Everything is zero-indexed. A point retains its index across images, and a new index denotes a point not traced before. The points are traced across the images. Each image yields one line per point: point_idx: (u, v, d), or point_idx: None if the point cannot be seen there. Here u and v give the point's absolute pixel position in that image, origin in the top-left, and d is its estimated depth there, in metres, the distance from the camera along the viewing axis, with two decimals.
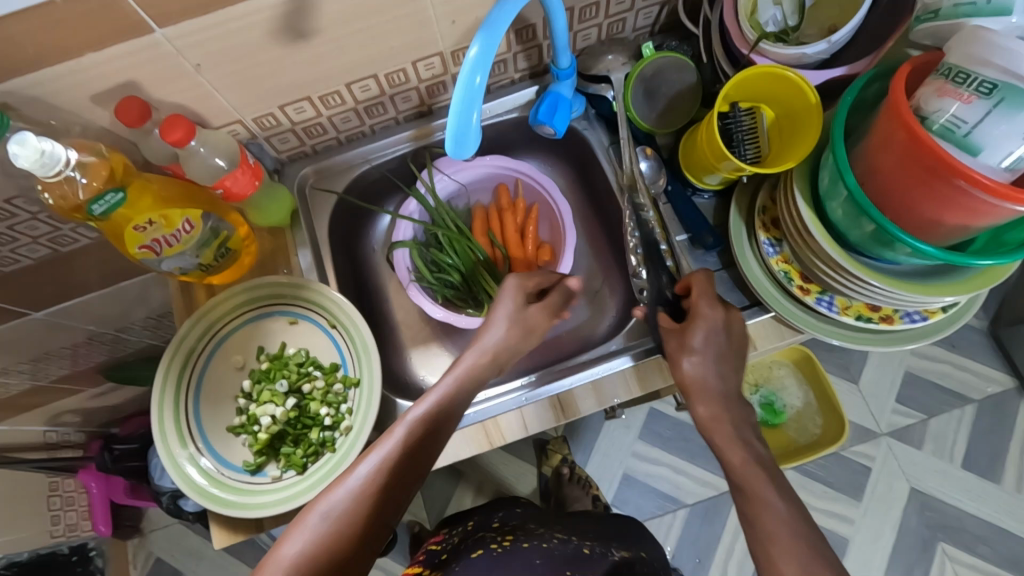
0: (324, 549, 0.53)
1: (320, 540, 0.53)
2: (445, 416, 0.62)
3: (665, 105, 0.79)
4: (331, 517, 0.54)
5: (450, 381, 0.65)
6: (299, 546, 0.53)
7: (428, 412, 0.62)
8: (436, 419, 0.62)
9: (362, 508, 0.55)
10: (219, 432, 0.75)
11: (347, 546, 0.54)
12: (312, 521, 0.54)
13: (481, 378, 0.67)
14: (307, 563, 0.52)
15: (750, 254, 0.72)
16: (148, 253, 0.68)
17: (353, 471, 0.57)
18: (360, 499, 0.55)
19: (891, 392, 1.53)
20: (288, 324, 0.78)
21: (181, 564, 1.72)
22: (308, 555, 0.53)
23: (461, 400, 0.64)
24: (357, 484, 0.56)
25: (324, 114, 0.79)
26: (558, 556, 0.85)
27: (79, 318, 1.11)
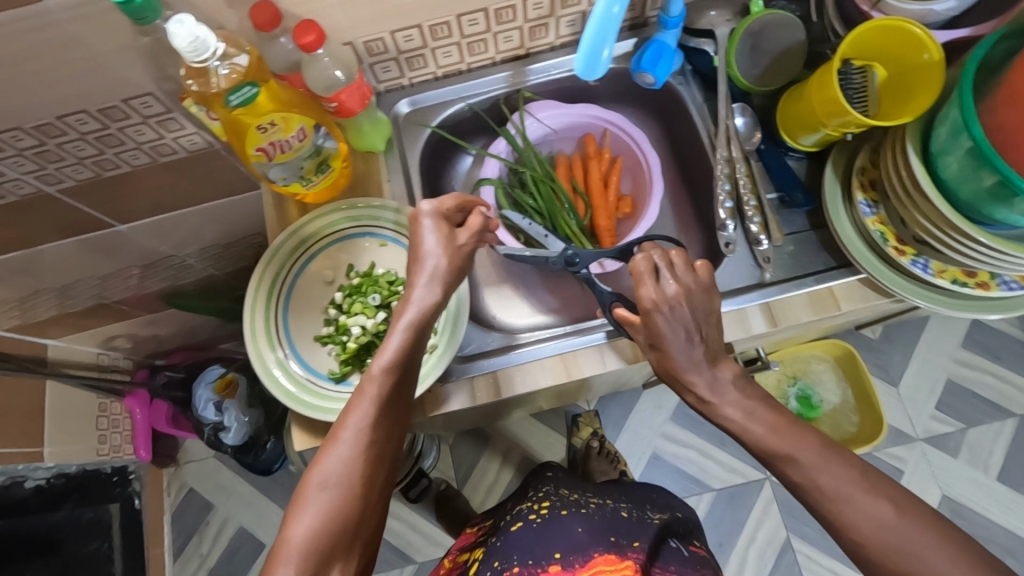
0: (333, 520, 0.54)
1: (326, 513, 0.53)
2: (409, 360, 0.63)
3: (769, 62, 0.79)
4: (332, 488, 0.54)
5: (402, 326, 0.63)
6: (305, 527, 0.52)
7: (393, 363, 0.61)
8: (403, 365, 0.62)
9: (357, 471, 0.56)
10: (307, 340, 0.77)
11: (353, 514, 0.55)
12: (312, 498, 0.54)
13: (427, 327, 0.65)
14: (320, 537, 0.52)
15: (843, 215, 0.73)
16: (261, 156, 0.70)
17: (337, 441, 0.57)
18: (355, 464, 0.56)
19: (930, 397, 1.52)
20: (377, 246, 0.80)
21: (213, 498, 1.77)
22: (320, 528, 0.53)
23: (414, 353, 0.63)
24: (346, 449, 0.56)
25: (429, 45, 0.81)
26: (599, 523, 0.89)
27: (156, 238, 1.14)
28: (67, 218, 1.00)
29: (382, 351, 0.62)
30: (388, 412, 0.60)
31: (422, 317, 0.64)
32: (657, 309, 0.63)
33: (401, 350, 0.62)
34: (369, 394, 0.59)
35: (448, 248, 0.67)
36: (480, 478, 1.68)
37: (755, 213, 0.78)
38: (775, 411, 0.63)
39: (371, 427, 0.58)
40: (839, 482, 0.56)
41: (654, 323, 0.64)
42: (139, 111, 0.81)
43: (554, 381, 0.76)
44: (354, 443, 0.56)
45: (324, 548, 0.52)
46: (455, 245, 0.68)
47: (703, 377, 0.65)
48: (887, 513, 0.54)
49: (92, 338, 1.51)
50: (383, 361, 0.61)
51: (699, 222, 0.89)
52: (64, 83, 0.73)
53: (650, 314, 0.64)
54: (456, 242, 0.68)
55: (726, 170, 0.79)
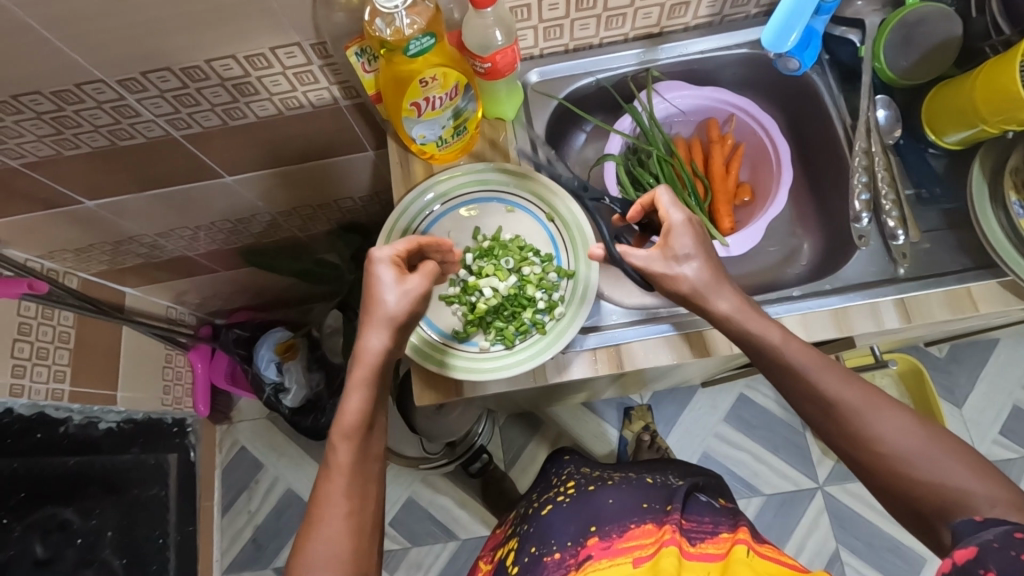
0: None
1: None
2: (372, 412, 0.62)
3: (921, 55, 0.77)
4: (325, 570, 0.55)
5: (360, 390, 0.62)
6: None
7: (357, 427, 0.60)
8: (366, 420, 0.61)
9: (347, 541, 0.57)
10: (433, 299, 0.77)
11: None
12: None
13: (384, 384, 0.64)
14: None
15: (992, 216, 0.71)
16: (413, 110, 0.71)
17: (319, 522, 0.57)
18: (342, 537, 0.57)
19: (995, 422, 1.50)
20: (505, 212, 0.81)
21: (264, 458, 1.80)
22: None
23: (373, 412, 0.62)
24: (332, 528, 0.57)
25: (570, 16, 0.81)
26: (629, 492, 0.87)
27: (254, 192, 1.16)
28: (182, 164, 1.02)
29: (342, 417, 0.61)
30: (362, 477, 0.60)
31: (377, 367, 0.63)
32: (682, 225, 0.64)
33: (363, 414, 0.61)
34: (339, 469, 0.59)
35: (405, 295, 0.63)
36: (527, 462, 1.68)
37: (892, 208, 0.77)
38: None
39: (348, 494, 0.58)
40: (867, 396, 0.57)
41: (677, 244, 0.64)
42: (280, 61, 0.82)
43: (677, 359, 0.75)
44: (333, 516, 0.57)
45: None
46: (411, 291, 0.63)
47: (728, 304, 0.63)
48: (913, 425, 0.56)
49: (166, 291, 1.53)
50: (342, 431, 0.60)
51: (820, 215, 0.88)
52: (223, 27, 0.74)
53: (674, 232, 0.64)
54: (415, 290, 0.63)
55: (863, 161, 0.78)
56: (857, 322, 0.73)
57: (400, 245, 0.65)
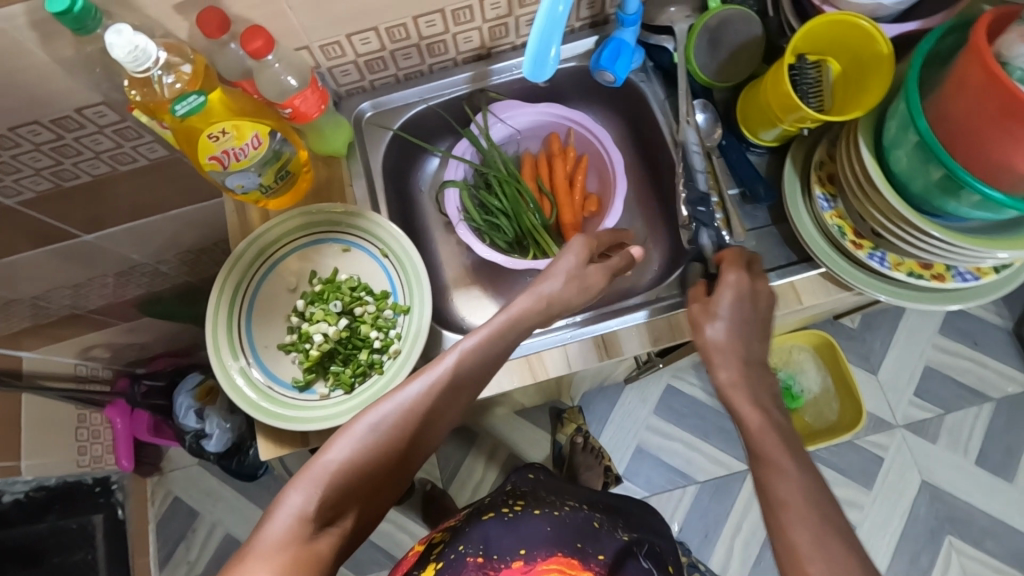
0: (369, 461, 0.54)
1: (370, 448, 0.54)
2: (501, 347, 0.64)
3: (728, 55, 0.79)
4: (383, 429, 0.56)
5: (506, 317, 0.64)
6: (351, 453, 0.54)
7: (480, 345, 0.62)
8: (491, 352, 0.63)
9: (409, 429, 0.57)
10: (270, 349, 0.76)
11: (382, 468, 0.55)
12: (365, 428, 0.55)
13: (530, 324, 0.66)
14: (355, 467, 0.54)
15: (803, 211, 0.73)
16: (216, 164, 0.70)
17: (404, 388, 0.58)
18: (407, 420, 0.57)
19: (910, 384, 1.49)
20: (340, 252, 0.80)
21: (199, 505, 1.65)
22: (353, 463, 0.53)
23: (508, 343, 0.64)
24: (407, 401, 0.57)
25: (387, 48, 0.80)
26: (569, 527, 0.80)
27: (120, 246, 1.09)
28: (32, 230, 0.96)
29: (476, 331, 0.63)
30: (457, 389, 0.61)
31: (526, 318, 0.65)
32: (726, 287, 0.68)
33: (492, 342, 0.63)
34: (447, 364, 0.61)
35: (579, 279, 0.69)
36: (466, 475, 1.60)
37: (717, 210, 0.77)
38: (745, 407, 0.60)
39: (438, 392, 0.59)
40: None
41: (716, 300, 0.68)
42: (95, 121, 0.79)
43: (518, 384, 0.74)
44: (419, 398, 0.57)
45: (354, 478, 0.53)
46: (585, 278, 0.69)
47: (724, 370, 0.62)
48: None
49: (69, 348, 1.37)
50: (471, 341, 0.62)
51: (665, 219, 0.89)
52: (15, 94, 0.71)
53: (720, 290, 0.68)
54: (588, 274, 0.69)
55: (688, 167, 0.78)
56: (687, 326, 0.75)
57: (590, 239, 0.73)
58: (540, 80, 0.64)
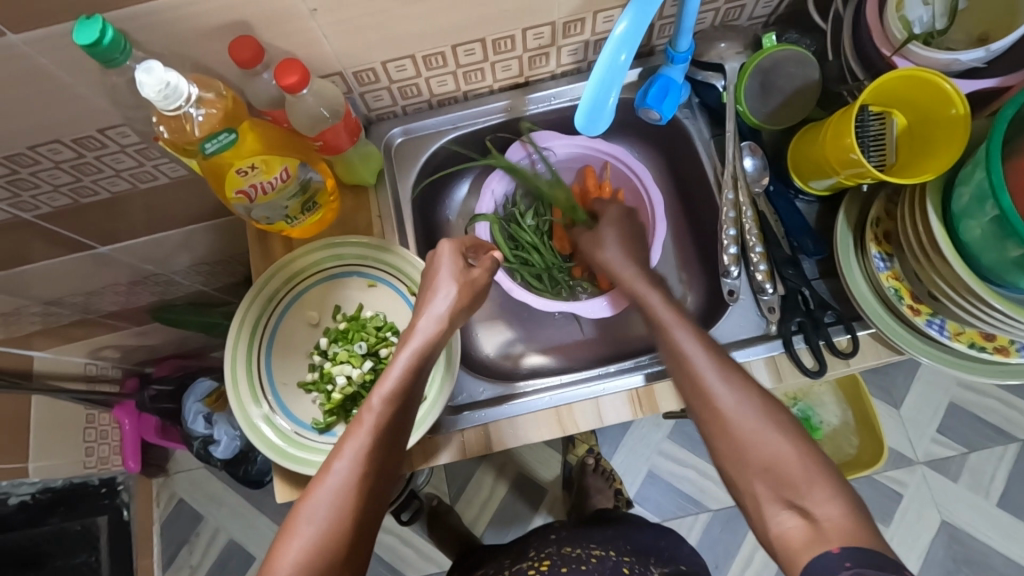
0: (318, 555, 0.55)
1: (315, 543, 0.55)
2: (412, 387, 0.63)
3: (782, 101, 0.75)
4: (319, 522, 0.56)
5: (405, 359, 0.63)
6: (295, 558, 0.54)
7: (391, 397, 0.62)
8: (404, 395, 0.62)
9: (350, 508, 0.57)
10: (290, 388, 0.74)
11: (336, 554, 0.55)
12: (302, 530, 0.55)
13: (434, 353, 0.65)
14: (307, 567, 0.54)
15: (856, 268, 0.69)
16: (242, 198, 0.67)
17: (330, 472, 0.58)
18: (344, 501, 0.57)
19: (932, 421, 1.39)
20: (366, 287, 0.77)
21: (202, 507, 1.51)
22: (303, 564, 0.54)
23: (418, 380, 0.64)
24: (337, 481, 0.57)
25: (423, 75, 0.77)
26: None
27: (132, 256, 1.04)
28: (47, 241, 0.93)
29: (383, 382, 0.62)
30: (384, 445, 0.60)
31: (425, 349, 0.64)
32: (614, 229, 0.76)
33: (402, 383, 0.62)
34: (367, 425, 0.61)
35: (463, 285, 0.69)
36: (474, 492, 1.45)
37: (761, 259, 0.74)
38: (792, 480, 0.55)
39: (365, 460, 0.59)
40: None
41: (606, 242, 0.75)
42: (116, 140, 0.76)
43: (549, 436, 0.72)
44: (347, 474, 0.57)
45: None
46: (467, 279, 0.69)
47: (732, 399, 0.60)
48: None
49: (80, 348, 1.29)
50: (381, 398, 0.61)
51: (702, 264, 0.86)
52: (37, 113, 0.68)
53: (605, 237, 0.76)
54: (461, 277, 0.69)
55: (733, 212, 0.75)
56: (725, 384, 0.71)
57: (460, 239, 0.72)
58: (592, 131, 0.60)
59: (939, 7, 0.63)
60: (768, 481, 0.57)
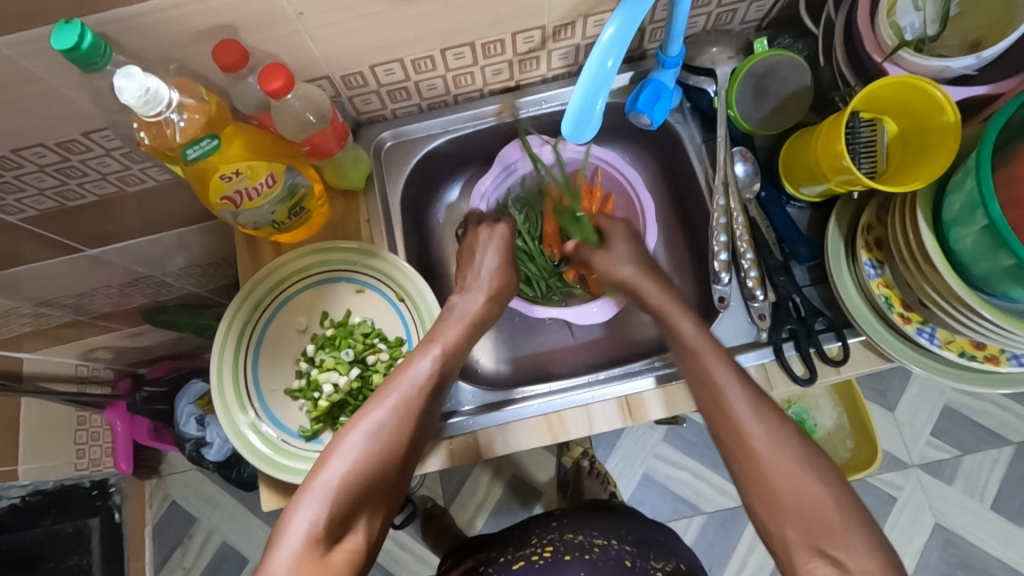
0: (370, 464, 0.56)
1: (369, 453, 0.56)
2: (466, 340, 0.68)
3: (774, 106, 0.75)
4: (378, 434, 0.58)
5: (463, 314, 0.69)
6: (349, 463, 0.55)
7: (449, 338, 0.66)
8: (460, 344, 0.67)
9: (405, 427, 0.59)
10: (277, 396, 0.73)
11: (384, 469, 0.57)
12: (357, 438, 0.57)
13: (487, 314, 0.72)
14: (357, 475, 0.55)
15: (847, 275, 0.69)
16: (228, 204, 0.67)
17: (389, 393, 0.60)
18: (401, 420, 0.59)
19: (927, 424, 1.39)
20: (354, 292, 0.76)
21: (196, 509, 1.50)
22: (354, 470, 0.55)
23: (474, 332, 0.69)
24: (396, 403, 0.60)
25: (412, 78, 0.76)
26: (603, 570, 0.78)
27: (121, 259, 1.03)
28: (34, 244, 0.92)
29: (443, 329, 0.67)
30: (440, 383, 0.64)
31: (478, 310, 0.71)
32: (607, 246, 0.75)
33: (461, 331, 0.68)
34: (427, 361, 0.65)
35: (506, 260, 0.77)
36: (469, 494, 1.45)
37: (752, 266, 0.73)
38: (782, 489, 0.54)
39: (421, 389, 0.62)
40: None
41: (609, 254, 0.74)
42: (102, 144, 0.75)
43: (538, 443, 0.72)
44: (408, 397, 0.60)
45: (358, 488, 0.55)
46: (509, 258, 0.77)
47: (766, 434, 0.56)
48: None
49: (70, 350, 1.28)
50: (440, 339, 0.66)
51: (694, 271, 0.85)
52: (20, 117, 0.67)
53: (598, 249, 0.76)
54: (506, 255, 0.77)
55: (724, 219, 0.75)
56: None
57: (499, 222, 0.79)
58: (581, 137, 0.59)
59: (930, 13, 0.62)
60: (798, 526, 0.53)
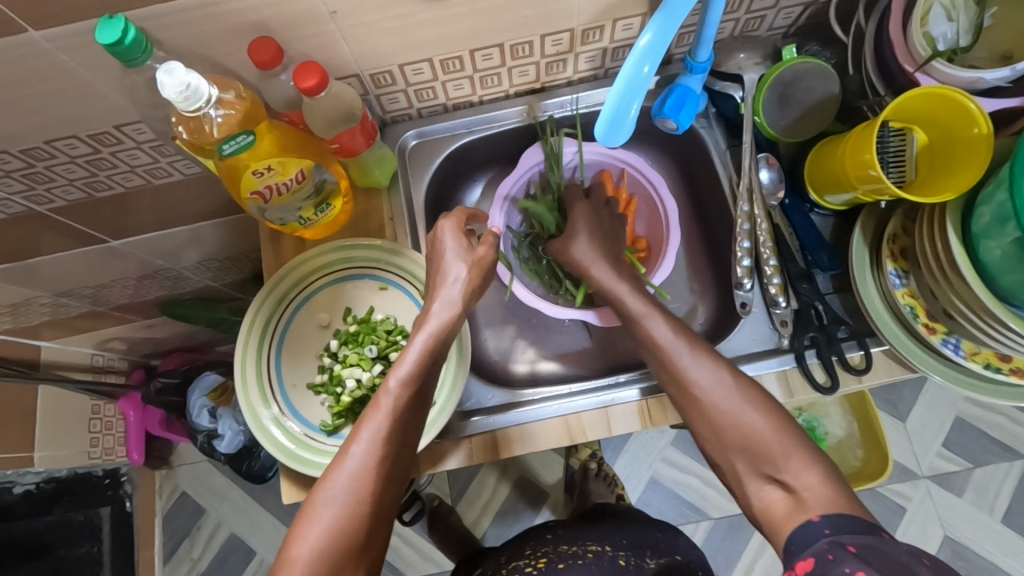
0: (336, 538, 0.54)
1: (333, 527, 0.54)
2: (428, 370, 0.62)
3: (800, 113, 0.75)
4: (338, 505, 0.55)
5: (421, 341, 0.63)
6: (312, 543, 0.53)
7: (410, 376, 0.61)
8: (419, 378, 0.61)
9: (369, 490, 0.56)
10: (299, 390, 0.73)
11: (353, 538, 0.55)
12: (320, 513, 0.55)
13: (450, 335, 0.64)
14: (323, 554, 0.53)
15: (871, 283, 0.69)
16: (257, 199, 0.68)
17: (348, 455, 0.57)
18: (363, 485, 0.56)
19: (938, 435, 1.38)
20: (377, 289, 0.77)
21: (204, 501, 1.51)
22: (321, 548, 0.53)
23: (435, 360, 0.63)
24: (355, 466, 0.57)
25: (439, 78, 0.77)
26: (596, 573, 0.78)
27: (142, 251, 1.04)
28: (59, 234, 0.93)
29: (399, 364, 0.62)
30: (400, 428, 0.60)
31: (442, 332, 0.64)
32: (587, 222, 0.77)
33: (420, 363, 0.62)
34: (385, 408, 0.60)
35: (471, 263, 0.67)
36: (475, 493, 1.45)
37: (775, 273, 0.73)
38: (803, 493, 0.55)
39: (384, 440, 0.58)
40: None
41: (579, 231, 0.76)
42: (132, 137, 0.76)
43: (557, 444, 0.72)
44: (364, 458, 0.56)
45: (328, 566, 0.53)
46: (476, 258, 0.67)
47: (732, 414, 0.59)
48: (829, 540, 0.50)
49: (88, 340, 1.29)
50: (399, 379, 0.60)
51: (714, 277, 0.85)
52: (54, 109, 0.68)
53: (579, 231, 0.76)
54: (475, 255, 0.68)
55: (748, 225, 0.75)
56: None
57: (456, 215, 0.70)
58: (612, 141, 0.60)
59: (963, 23, 0.62)
60: (745, 457, 0.58)
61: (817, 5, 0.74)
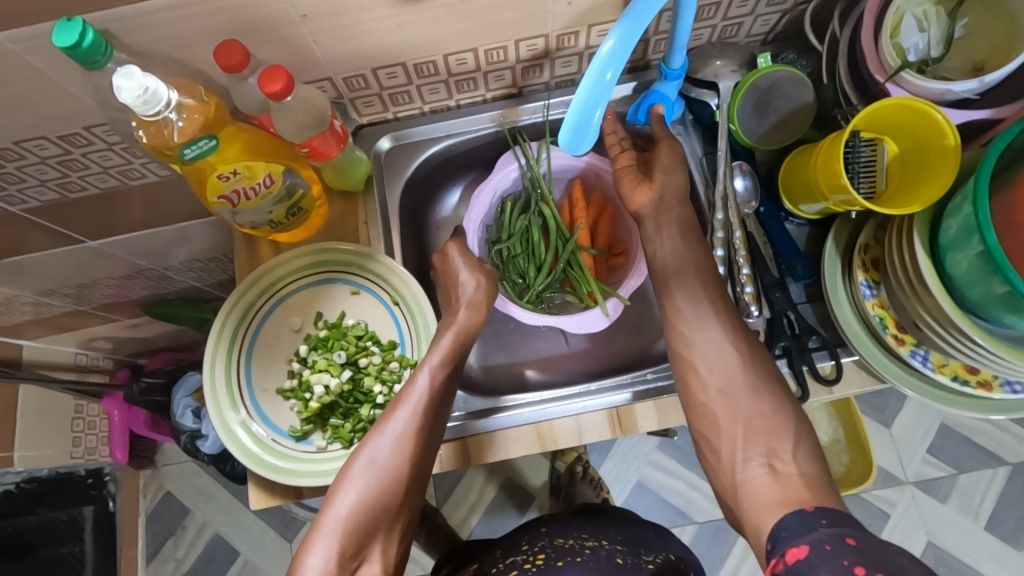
0: (376, 497, 0.60)
1: (374, 485, 0.60)
2: (461, 355, 0.68)
3: (776, 121, 0.74)
4: (380, 468, 0.60)
5: (456, 328, 0.68)
6: (354, 499, 0.59)
7: (444, 359, 0.66)
8: (455, 361, 0.67)
9: (407, 457, 0.61)
10: (269, 394, 0.73)
11: (392, 497, 0.60)
12: (362, 473, 0.60)
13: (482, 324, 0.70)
14: (364, 510, 0.59)
15: (842, 293, 0.69)
16: (225, 203, 0.67)
17: (389, 423, 0.62)
18: (403, 450, 0.61)
19: (923, 441, 1.38)
20: (349, 294, 0.76)
21: (189, 501, 1.50)
22: (361, 504, 0.59)
23: (468, 344, 0.69)
24: (396, 434, 0.62)
25: (414, 82, 0.76)
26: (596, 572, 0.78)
27: (121, 251, 1.03)
28: (35, 234, 0.92)
29: (436, 346, 0.67)
30: (438, 403, 0.65)
31: (473, 321, 0.69)
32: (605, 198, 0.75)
33: (455, 347, 0.67)
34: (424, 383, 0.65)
35: None
36: (462, 495, 1.44)
37: (748, 281, 0.72)
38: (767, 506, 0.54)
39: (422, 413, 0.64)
40: None
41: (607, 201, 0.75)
42: (104, 139, 0.75)
43: (527, 452, 0.72)
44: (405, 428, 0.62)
45: (367, 520, 0.59)
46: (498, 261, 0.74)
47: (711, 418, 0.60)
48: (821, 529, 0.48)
49: (69, 339, 1.28)
50: (435, 360, 0.66)
51: None
52: (23, 110, 0.67)
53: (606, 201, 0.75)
54: None
55: (722, 233, 0.73)
56: None
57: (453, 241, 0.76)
58: (578, 149, 0.60)
59: (935, 35, 0.62)
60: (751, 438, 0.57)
61: (793, 13, 0.74)
